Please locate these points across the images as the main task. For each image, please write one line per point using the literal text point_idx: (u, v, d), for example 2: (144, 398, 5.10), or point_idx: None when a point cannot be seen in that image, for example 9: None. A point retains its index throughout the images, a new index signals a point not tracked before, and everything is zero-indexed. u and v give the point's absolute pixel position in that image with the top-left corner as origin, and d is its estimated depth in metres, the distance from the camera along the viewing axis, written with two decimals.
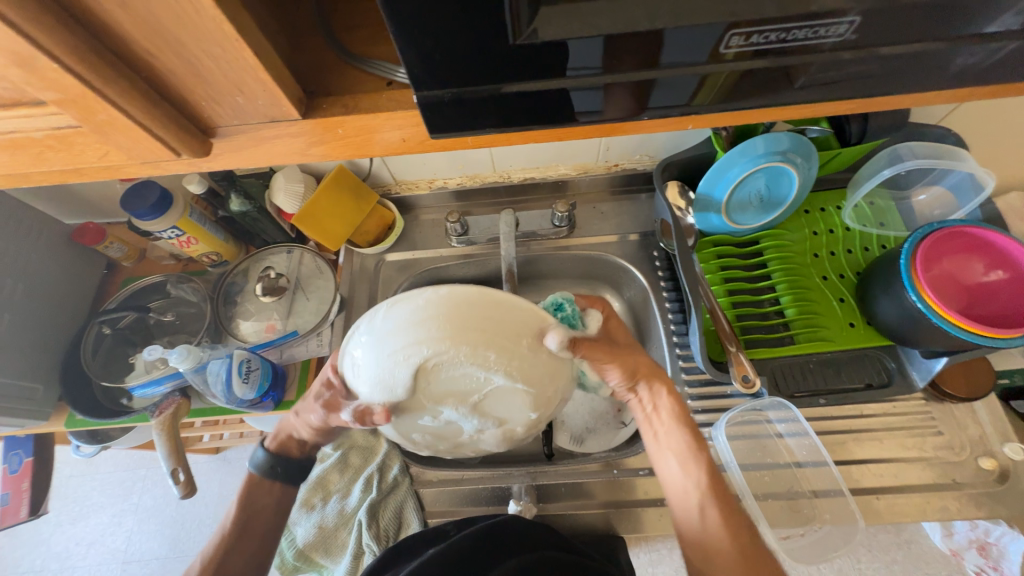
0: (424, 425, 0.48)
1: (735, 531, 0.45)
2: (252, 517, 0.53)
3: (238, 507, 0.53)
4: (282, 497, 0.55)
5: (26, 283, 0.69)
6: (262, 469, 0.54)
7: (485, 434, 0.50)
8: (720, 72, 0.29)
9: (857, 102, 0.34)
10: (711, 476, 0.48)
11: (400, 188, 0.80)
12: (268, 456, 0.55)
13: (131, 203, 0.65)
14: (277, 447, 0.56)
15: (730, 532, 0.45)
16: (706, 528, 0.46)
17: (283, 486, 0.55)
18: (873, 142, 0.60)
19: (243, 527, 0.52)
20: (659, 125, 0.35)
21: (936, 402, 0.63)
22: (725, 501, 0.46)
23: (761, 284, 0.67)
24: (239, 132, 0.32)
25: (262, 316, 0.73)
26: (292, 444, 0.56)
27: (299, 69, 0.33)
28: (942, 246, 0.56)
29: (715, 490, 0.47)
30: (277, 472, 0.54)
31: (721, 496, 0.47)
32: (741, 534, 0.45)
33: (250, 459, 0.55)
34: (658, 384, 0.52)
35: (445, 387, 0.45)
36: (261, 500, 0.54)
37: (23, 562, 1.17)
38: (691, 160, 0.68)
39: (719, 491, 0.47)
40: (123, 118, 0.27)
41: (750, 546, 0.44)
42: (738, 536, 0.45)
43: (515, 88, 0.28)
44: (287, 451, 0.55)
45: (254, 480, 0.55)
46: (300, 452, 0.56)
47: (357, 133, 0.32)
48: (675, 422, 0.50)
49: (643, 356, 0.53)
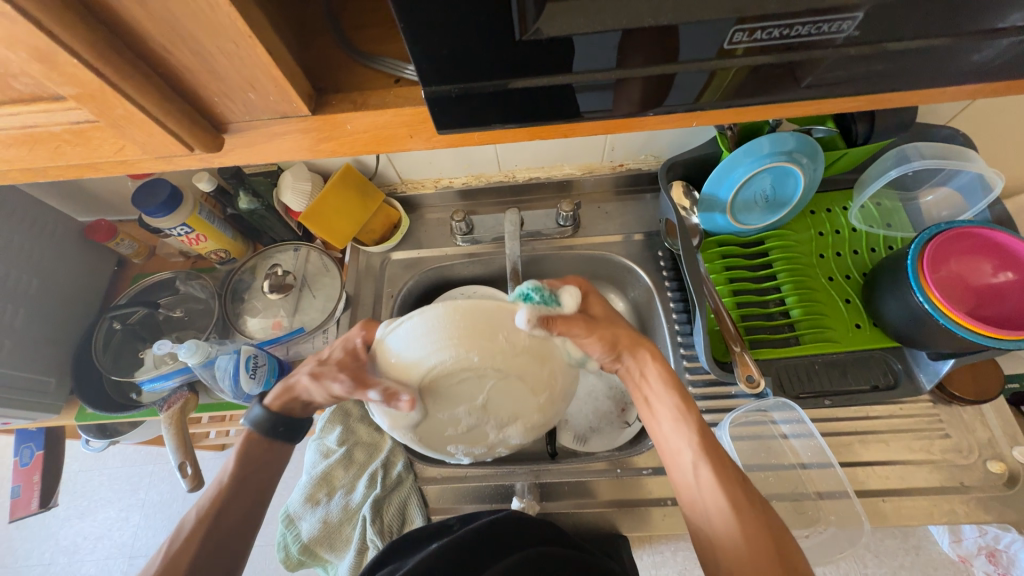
0: (448, 430, 0.53)
1: (729, 485, 0.44)
2: (255, 471, 0.53)
3: (236, 463, 0.52)
4: (278, 458, 0.55)
5: (39, 278, 0.70)
6: (261, 428, 0.54)
7: (507, 435, 0.55)
8: (727, 68, 0.29)
9: (863, 98, 0.34)
10: (703, 434, 0.47)
11: (406, 186, 0.81)
12: (267, 414, 0.54)
13: (142, 200, 0.66)
14: (278, 406, 0.54)
15: (725, 487, 0.44)
16: (702, 484, 0.45)
17: (279, 444, 0.55)
18: (880, 142, 0.60)
19: (249, 515, 0.51)
20: (666, 122, 0.35)
21: (943, 405, 0.62)
22: (719, 456, 0.46)
23: (766, 285, 0.66)
24: (250, 128, 0.32)
25: (269, 312, 0.74)
26: (295, 405, 0.55)
27: (309, 67, 0.34)
28: (950, 247, 0.56)
29: (708, 446, 0.46)
30: (280, 432, 0.54)
31: (715, 453, 0.46)
32: (737, 485, 0.44)
33: (247, 415, 0.54)
34: (643, 348, 0.53)
35: (459, 392, 0.49)
36: (258, 458, 0.53)
37: (33, 555, 1.19)
38: (696, 160, 0.68)
39: (713, 448, 0.46)
40: (138, 113, 0.28)
41: (747, 499, 0.43)
42: (733, 489, 0.44)
43: (523, 84, 0.29)
44: (289, 411, 0.55)
45: (251, 438, 0.54)
46: (301, 412, 0.55)
47: (365, 130, 0.33)
48: (663, 382, 0.51)
49: (627, 324, 0.54)
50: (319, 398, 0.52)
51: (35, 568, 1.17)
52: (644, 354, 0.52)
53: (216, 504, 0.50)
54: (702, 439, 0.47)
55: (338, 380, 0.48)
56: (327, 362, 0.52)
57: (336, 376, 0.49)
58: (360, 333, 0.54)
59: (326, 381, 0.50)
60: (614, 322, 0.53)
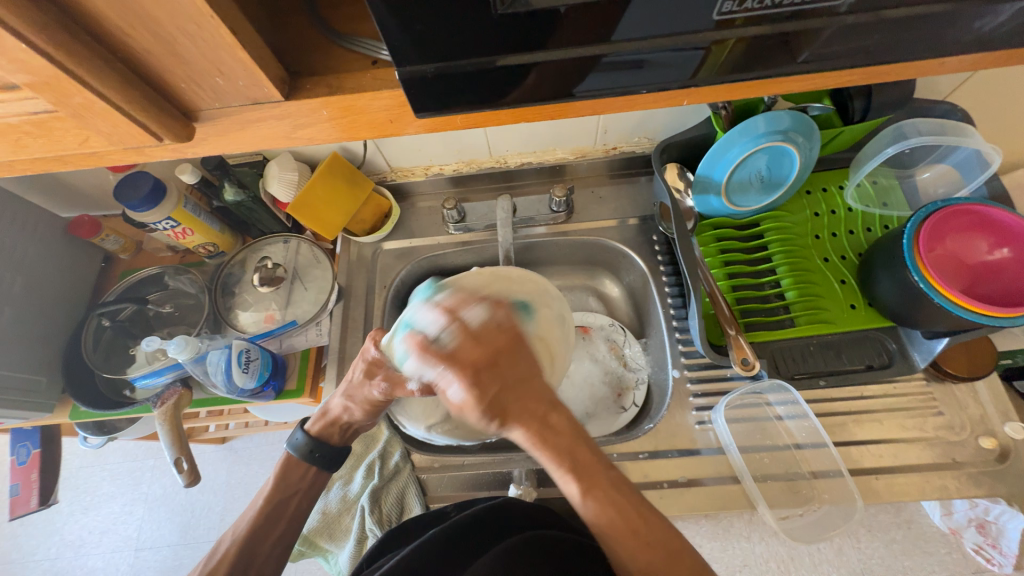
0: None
1: (638, 550, 0.38)
2: (286, 498, 0.52)
3: (273, 486, 0.52)
4: (313, 483, 0.54)
5: (23, 276, 0.68)
6: (301, 451, 0.53)
7: None
8: (723, 42, 0.28)
9: (859, 72, 0.33)
10: (600, 502, 0.38)
11: (396, 174, 0.79)
12: (307, 439, 0.54)
13: (125, 193, 0.65)
14: (318, 430, 0.54)
15: (632, 553, 0.38)
16: (610, 545, 0.39)
17: (318, 471, 0.54)
18: (878, 119, 0.58)
19: (272, 510, 0.51)
20: (657, 101, 0.34)
21: (937, 382, 0.63)
22: (621, 521, 0.38)
23: (761, 267, 0.66)
24: (222, 115, 0.31)
25: (261, 306, 0.72)
26: (333, 431, 0.54)
27: (282, 50, 0.32)
28: (946, 225, 0.55)
29: (610, 516, 0.38)
30: (317, 457, 0.53)
31: (619, 520, 0.38)
32: (652, 550, 0.38)
33: (289, 441, 0.54)
34: (530, 425, 0.38)
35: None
36: (295, 484, 0.53)
37: (38, 550, 1.20)
38: (690, 142, 0.67)
39: (615, 513, 0.38)
40: (99, 101, 0.26)
41: (660, 552, 0.38)
42: (642, 553, 0.38)
43: (509, 61, 0.28)
44: (327, 436, 0.54)
45: (291, 462, 0.54)
46: (340, 437, 0.55)
47: (343, 114, 0.31)
48: (551, 460, 0.38)
49: (505, 402, 0.38)
50: (361, 416, 0.52)
51: (42, 563, 1.18)
52: (523, 437, 0.37)
53: (252, 528, 0.50)
54: (602, 509, 0.38)
55: (376, 387, 0.49)
56: (354, 380, 0.51)
57: (372, 382, 0.49)
58: (372, 343, 0.50)
59: (365, 392, 0.50)
60: (490, 402, 0.37)
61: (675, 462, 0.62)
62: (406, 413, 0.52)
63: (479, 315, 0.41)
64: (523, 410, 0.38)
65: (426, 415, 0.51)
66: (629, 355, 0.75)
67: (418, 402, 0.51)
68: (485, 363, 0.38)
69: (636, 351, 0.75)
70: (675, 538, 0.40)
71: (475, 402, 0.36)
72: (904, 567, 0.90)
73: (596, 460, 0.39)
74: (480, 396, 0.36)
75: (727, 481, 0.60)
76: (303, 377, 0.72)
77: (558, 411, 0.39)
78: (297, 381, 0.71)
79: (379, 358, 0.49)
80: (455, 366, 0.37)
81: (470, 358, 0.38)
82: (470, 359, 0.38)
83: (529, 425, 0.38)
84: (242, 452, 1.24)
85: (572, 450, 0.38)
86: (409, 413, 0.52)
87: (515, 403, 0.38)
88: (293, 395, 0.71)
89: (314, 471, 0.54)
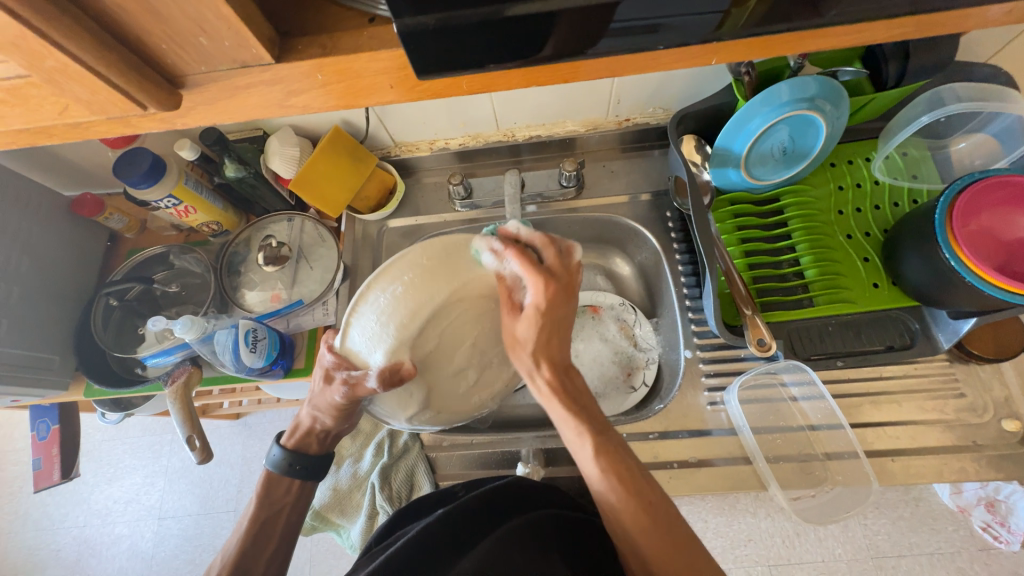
0: (459, 386, 0.54)
1: (640, 515, 0.39)
2: (273, 516, 0.53)
3: (256, 505, 0.53)
4: (299, 496, 0.55)
5: (29, 255, 0.68)
6: (280, 467, 0.54)
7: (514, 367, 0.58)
8: (743, 2, 0.26)
9: (911, 24, 0.28)
10: (610, 458, 0.41)
11: (400, 149, 0.76)
12: (285, 454, 0.54)
13: (124, 170, 0.63)
14: (295, 443, 0.55)
15: (636, 517, 0.39)
16: (618, 514, 0.40)
17: (302, 483, 0.55)
18: (912, 84, 0.55)
19: (261, 527, 0.52)
20: (679, 61, 0.30)
21: (960, 363, 0.60)
22: (628, 477, 0.40)
23: (780, 244, 0.63)
24: (209, 80, 0.29)
25: (267, 285, 0.71)
26: (311, 441, 0.55)
27: (273, 8, 0.30)
28: (983, 198, 0.52)
29: (619, 475, 0.40)
30: (297, 470, 0.54)
31: (625, 478, 0.40)
32: (649, 512, 0.39)
33: (267, 458, 0.54)
34: (556, 368, 0.44)
35: (448, 350, 0.51)
36: (280, 500, 0.54)
37: (68, 518, 1.25)
38: (709, 111, 0.63)
39: (623, 472, 0.40)
40: (72, 63, 0.24)
41: (657, 516, 0.39)
42: (643, 515, 0.39)
43: (518, 11, 0.25)
44: (305, 447, 0.55)
45: (273, 478, 0.54)
46: (317, 446, 0.56)
47: (339, 78, 0.29)
48: (569, 406, 0.42)
49: (555, 331, 0.44)
50: (332, 421, 0.53)
51: (72, 529, 1.24)
52: (547, 379, 0.43)
53: (242, 549, 0.51)
54: (613, 466, 0.41)
55: (336, 392, 0.48)
56: (316, 389, 0.50)
57: (332, 387, 0.48)
58: (326, 346, 0.49)
59: (328, 398, 0.49)
60: (547, 321, 0.43)
61: (685, 443, 0.61)
62: (381, 410, 0.51)
63: (575, 254, 0.46)
64: (553, 354, 0.44)
65: (403, 408, 0.50)
66: (639, 334, 0.73)
67: (392, 397, 0.49)
68: (563, 284, 0.44)
69: (647, 331, 0.73)
70: (669, 509, 0.40)
71: (545, 310, 0.42)
72: (910, 543, 0.90)
73: (606, 422, 0.43)
74: (549, 310, 0.43)
75: (738, 461, 0.59)
76: (311, 357, 0.71)
77: (571, 371, 0.45)
78: (305, 361, 0.70)
79: (337, 361, 0.48)
80: (548, 273, 0.43)
81: (555, 275, 0.44)
82: (558, 272, 0.44)
83: (556, 368, 0.44)
84: (256, 427, 1.26)
85: (587, 404, 0.44)
86: (385, 410, 0.50)
87: (556, 341, 0.44)
88: (301, 375, 0.70)
89: (298, 486, 0.55)
